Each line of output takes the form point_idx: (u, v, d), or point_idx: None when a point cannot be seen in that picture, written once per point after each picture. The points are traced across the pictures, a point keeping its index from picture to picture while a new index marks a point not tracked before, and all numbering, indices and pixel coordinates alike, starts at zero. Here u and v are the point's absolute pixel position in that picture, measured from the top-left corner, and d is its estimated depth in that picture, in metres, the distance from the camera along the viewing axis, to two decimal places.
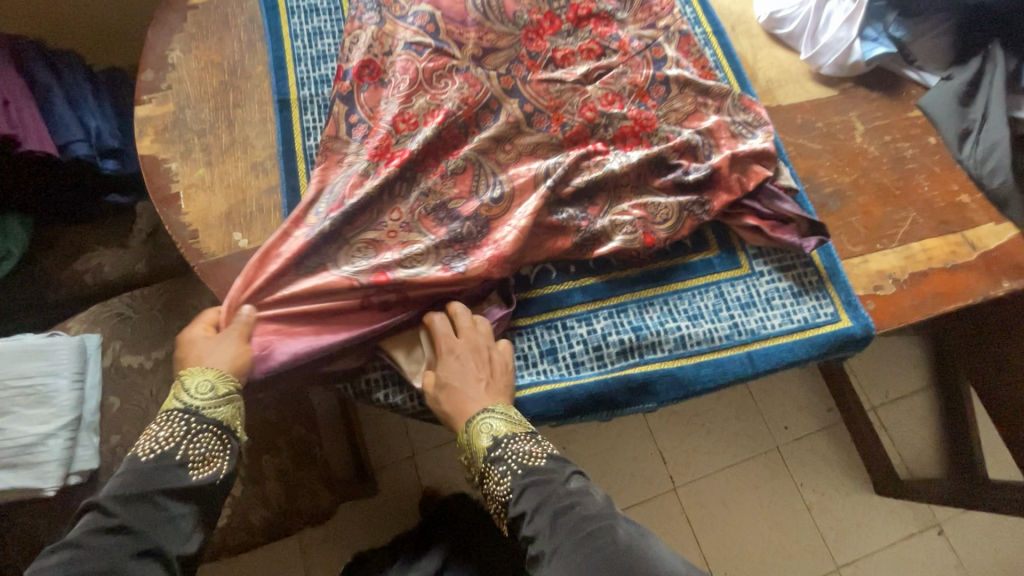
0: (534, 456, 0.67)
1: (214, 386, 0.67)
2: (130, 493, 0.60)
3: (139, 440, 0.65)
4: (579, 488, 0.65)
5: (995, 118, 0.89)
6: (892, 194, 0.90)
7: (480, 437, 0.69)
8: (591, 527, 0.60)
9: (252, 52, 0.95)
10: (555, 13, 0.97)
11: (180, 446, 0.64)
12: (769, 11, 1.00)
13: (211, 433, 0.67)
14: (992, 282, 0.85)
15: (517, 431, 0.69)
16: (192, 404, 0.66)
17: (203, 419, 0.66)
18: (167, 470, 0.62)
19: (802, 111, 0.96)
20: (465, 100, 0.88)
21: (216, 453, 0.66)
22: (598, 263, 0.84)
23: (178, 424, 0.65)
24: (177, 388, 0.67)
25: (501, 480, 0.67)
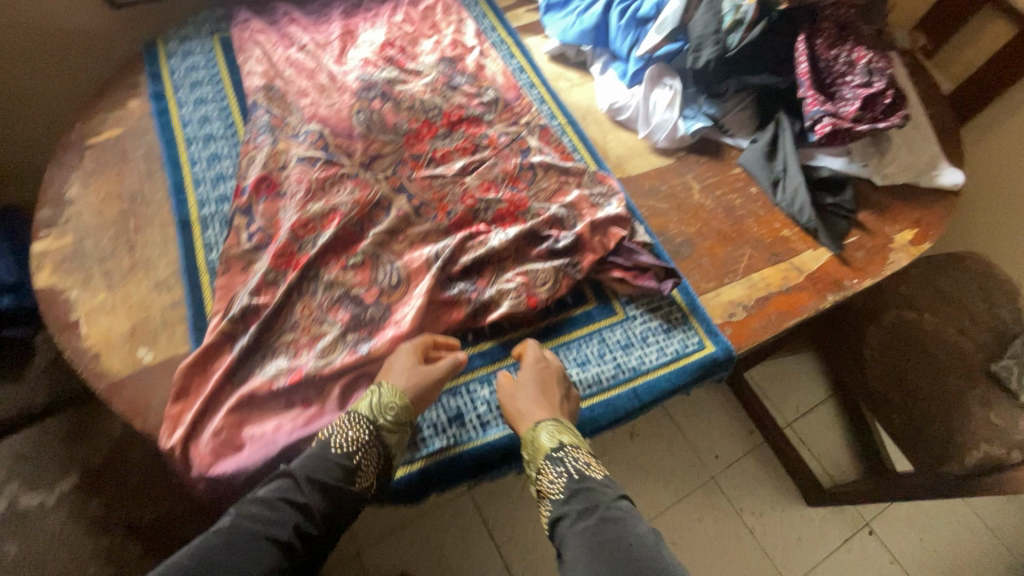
0: (590, 468, 0.79)
1: (390, 404, 0.79)
2: (314, 479, 0.72)
3: (333, 430, 0.78)
4: (619, 507, 0.75)
5: (792, 169, 1.11)
6: (729, 236, 1.08)
7: (543, 438, 0.80)
8: (617, 533, 0.70)
9: (151, 180, 1.02)
10: (431, 120, 1.13)
11: (360, 453, 0.76)
12: (609, 103, 1.23)
13: (380, 451, 0.78)
14: (820, 297, 1.02)
15: (579, 446, 0.81)
16: (370, 412, 0.78)
17: (381, 435, 0.78)
18: (344, 467, 0.74)
19: (648, 178, 1.15)
20: (357, 201, 0.98)
21: (373, 470, 0.77)
22: (493, 328, 0.93)
23: (364, 432, 0.77)
24: (366, 395, 0.80)
25: (555, 480, 0.78)
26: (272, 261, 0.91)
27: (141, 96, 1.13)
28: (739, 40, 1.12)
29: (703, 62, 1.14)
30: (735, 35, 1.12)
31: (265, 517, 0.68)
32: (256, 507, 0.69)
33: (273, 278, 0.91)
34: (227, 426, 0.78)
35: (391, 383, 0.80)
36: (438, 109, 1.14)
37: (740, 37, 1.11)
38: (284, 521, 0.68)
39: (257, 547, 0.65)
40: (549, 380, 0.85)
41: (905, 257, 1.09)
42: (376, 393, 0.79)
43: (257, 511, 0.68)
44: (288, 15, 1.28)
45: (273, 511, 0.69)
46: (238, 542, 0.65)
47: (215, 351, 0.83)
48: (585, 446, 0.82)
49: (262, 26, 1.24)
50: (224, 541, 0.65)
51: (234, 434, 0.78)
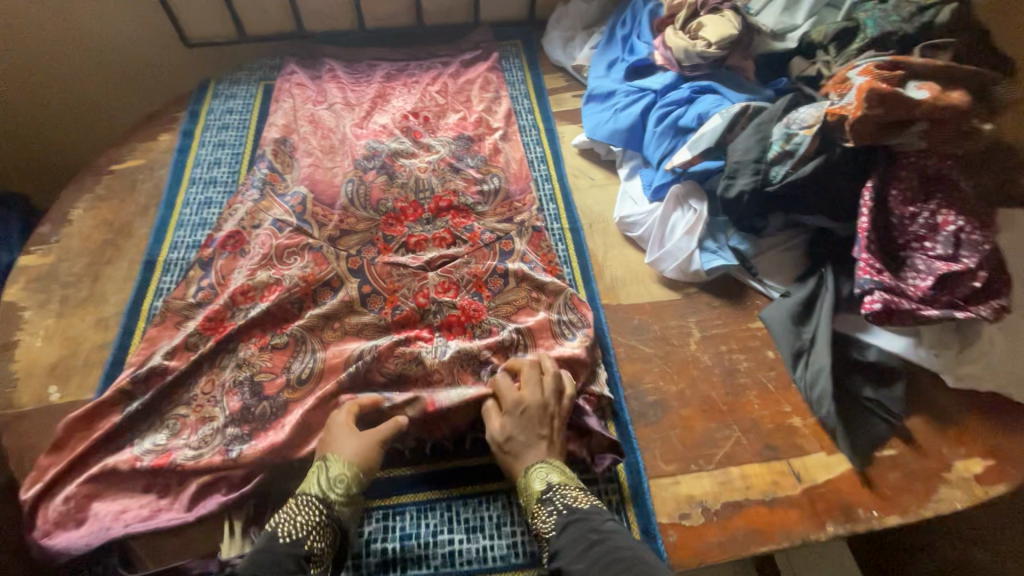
0: (579, 499, 0.70)
1: (342, 483, 0.72)
2: (267, 571, 0.62)
3: (276, 516, 0.68)
4: (611, 530, 0.66)
5: (821, 343, 0.88)
6: (718, 408, 0.88)
7: (532, 477, 0.73)
8: (623, 562, 0.61)
9: (144, 215, 1.06)
10: (419, 202, 1.07)
11: (310, 535, 0.67)
12: (621, 215, 1.07)
13: (330, 532, 0.69)
14: (815, 524, 0.78)
15: (569, 482, 0.73)
16: (324, 494, 0.70)
17: (332, 514, 0.70)
18: (296, 556, 0.64)
19: (640, 312, 0.98)
20: (305, 278, 0.94)
21: (328, 552, 0.68)
22: (390, 456, 0.81)
23: (314, 512, 0.68)
24: (312, 473, 0.72)
25: (546, 519, 0.69)
26: (200, 324, 0.89)
27: (173, 132, 1.20)
28: (783, 175, 0.93)
29: (735, 192, 0.96)
30: (779, 168, 0.93)
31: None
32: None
33: (194, 342, 0.88)
34: (79, 496, 0.75)
35: (340, 457, 0.73)
36: (430, 191, 1.08)
37: (785, 172, 0.93)
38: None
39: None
40: (534, 421, 0.77)
41: (961, 498, 0.80)
42: (327, 470, 0.72)
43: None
44: (332, 72, 1.30)
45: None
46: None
47: (108, 408, 0.82)
48: (576, 481, 0.74)
49: (302, 80, 1.27)
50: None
51: (82, 505, 0.74)
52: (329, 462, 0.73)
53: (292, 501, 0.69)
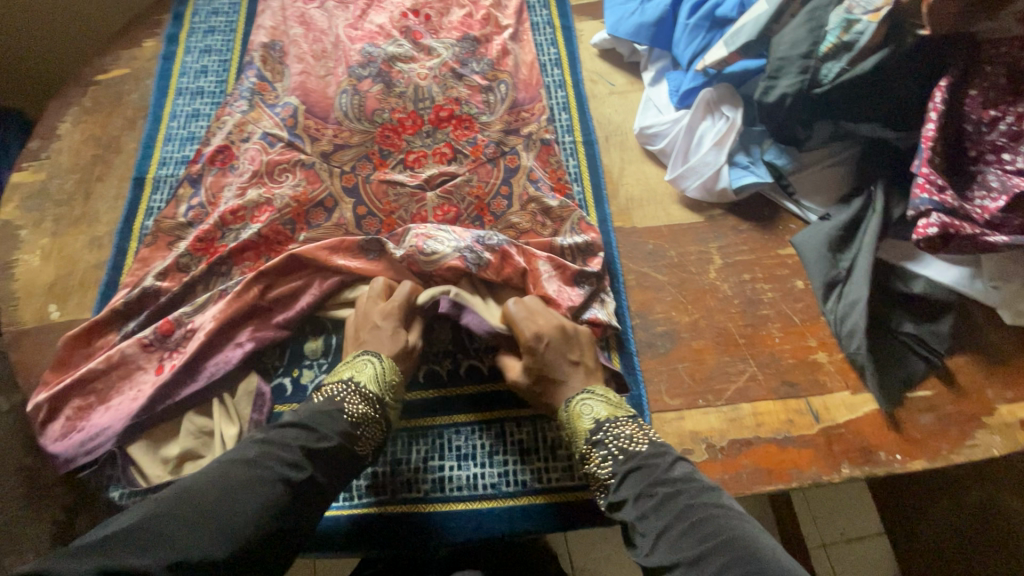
0: (636, 441, 0.65)
1: (391, 380, 0.71)
2: (314, 431, 0.61)
3: (338, 393, 0.67)
4: (681, 475, 0.61)
5: (859, 273, 0.78)
6: (734, 341, 0.80)
7: (581, 416, 0.70)
8: (699, 516, 0.56)
9: (132, 129, 1.01)
10: (419, 113, 0.96)
11: (362, 421, 0.65)
12: (641, 125, 0.95)
13: (378, 427, 0.67)
14: (830, 465, 0.73)
15: (619, 416, 0.69)
16: (373, 386, 0.69)
17: (382, 409, 0.68)
18: (345, 431, 0.63)
19: (656, 236, 0.89)
20: (297, 198, 0.88)
21: (373, 441, 0.67)
22: None
23: (368, 402, 0.67)
24: (359, 365, 0.71)
25: (604, 463, 0.65)
26: (190, 245, 0.85)
27: (158, 37, 1.11)
28: (836, 74, 0.78)
29: (776, 96, 0.82)
30: (832, 64, 0.78)
31: (284, 455, 0.58)
32: (267, 442, 0.59)
33: (185, 263, 0.85)
34: (81, 411, 0.76)
35: (390, 358, 0.73)
36: (430, 100, 0.96)
37: (839, 70, 0.77)
38: (293, 462, 0.57)
39: (267, 483, 0.55)
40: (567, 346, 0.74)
41: (1000, 445, 0.73)
42: (378, 366, 0.71)
43: (276, 448, 0.58)
44: None
45: (292, 453, 0.58)
46: (250, 475, 0.55)
47: (102, 327, 0.81)
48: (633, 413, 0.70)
49: None
50: (243, 469, 0.56)
51: (83, 420, 0.76)
52: (379, 358, 0.72)
53: (341, 384, 0.69)
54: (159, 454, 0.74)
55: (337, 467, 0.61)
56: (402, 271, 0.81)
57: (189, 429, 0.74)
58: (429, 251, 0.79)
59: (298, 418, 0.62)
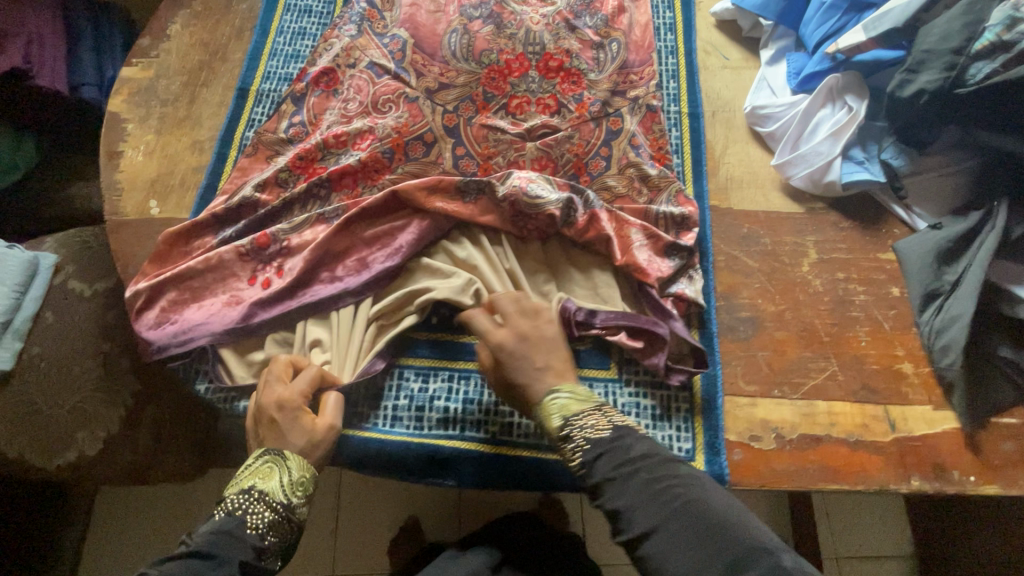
0: (599, 428, 0.61)
1: (301, 479, 0.63)
2: (206, 563, 0.56)
3: (242, 504, 0.61)
4: (648, 456, 0.59)
5: (966, 289, 0.75)
6: (818, 338, 0.79)
7: (544, 413, 0.65)
8: (658, 488, 0.56)
9: (238, 39, 1.01)
10: (526, 57, 0.94)
11: (267, 536, 0.61)
12: (753, 104, 0.91)
13: (288, 530, 0.63)
14: (899, 475, 0.72)
15: (585, 406, 0.64)
16: (280, 491, 0.62)
17: (292, 515, 0.63)
18: (248, 552, 0.58)
19: (751, 221, 0.86)
20: (398, 129, 0.88)
21: (285, 542, 0.62)
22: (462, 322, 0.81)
23: (275, 512, 0.61)
24: (264, 471, 0.62)
25: (574, 452, 0.62)
26: (290, 161, 0.87)
27: None
28: (985, 75, 0.73)
29: (912, 91, 0.78)
30: (983, 64, 0.73)
31: None
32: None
33: (284, 178, 0.87)
34: (174, 305, 0.79)
35: (299, 455, 0.63)
36: (540, 48, 0.94)
37: (990, 71, 0.72)
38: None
39: None
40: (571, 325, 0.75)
41: None
42: (284, 467, 0.62)
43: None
44: None
45: None
46: None
47: (199, 229, 0.83)
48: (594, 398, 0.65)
49: None
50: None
51: (174, 313, 0.79)
52: (285, 458, 0.63)
53: (243, 491, 0.62)
54: (244, 356, 0.77)
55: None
56: (495, 218, 0.82)
57: (276, 338, 0.77)
58: (533, 194, 0.79)
59: (192, 549, 0.57)
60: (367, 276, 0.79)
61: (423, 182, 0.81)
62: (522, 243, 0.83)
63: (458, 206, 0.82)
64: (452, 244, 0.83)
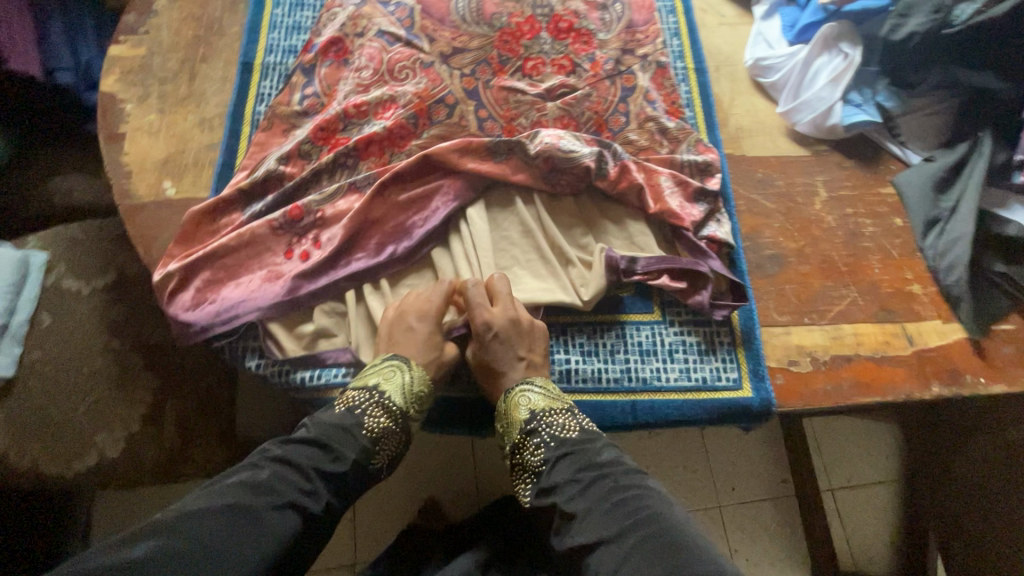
0: (567, 428, 0.69)
1: (420, 394, 0.72)
2: (330, 447, 0.64)
3: (363, 404, 0.69)
4: (604, 461, 0.65)
5: (962, 213, 0.83)
6: (837, 268, 0.85)
7: (516, 408, 0.73)
8: (623, 496, 0.61)
9: (233, 12, 0.97)
10: (536, 19, 0.95)
11: (381, 435, 0.68)
12: (755, 57, 0.96)
13: (398, 433, 0.70)
14: (921, 382, 0.79)
15: (555, 407, 0.72)
16: (397, 399, 0.70)
17: (402, 417, 0.70)
18: (360, 446, 0.65)
19: (764, 166, 0.91)
20: (419, 94, 0.87)
21: (393, 446, 0.69)
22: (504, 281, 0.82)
23: (391, 411, 0.69)
24: (386, 372, 0.71)
25: (535, 451, 0.70)
26: (312, 133, 0.85)
27: None
28: (968, 15, 0.80)
29: (904, 34, 0.84)
30: (965, 6, 0.80)
31: (295, 479, 0.60)
32: (268, 462, 0.61)
33: (307, 150, 0.85)
34: (211, 284, 0.77)
35: (421, 368, 0.72)
36: (549, 9, 0.95)
37: (973, 12, 0.79)
38: (296, 491, 0.59)
39: (275, 520, 0.56)
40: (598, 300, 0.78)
41: None
42: (405, 375, 0.71)
43: (286, 471, 0.60)
44: None
45: (304, 475, 0.61)
46: (259, 497, 0.57)
47: (225, 206, 0.81)
48: (565, 403, 0.74)
49: None
50: (244, 488, 0.57)
51: (212, 292, 0.76)
52: (408, 366, 0.71)
53: (364, 391, 0.70)
54: (293, 330, 0.76)
55: (346, 489, 0.63)
56: (528, 175, 0.83)
57: (323, 309, 0.76)
58: (567, 149, 0.81)
59: (313, 433, 0.64)
60: (410, 240, 0.79)
61: (454, 144, 0.81)
62: (555, 200, 0.85)
63: (491, 167, 0.82)
64: (491, 206, 0.84)
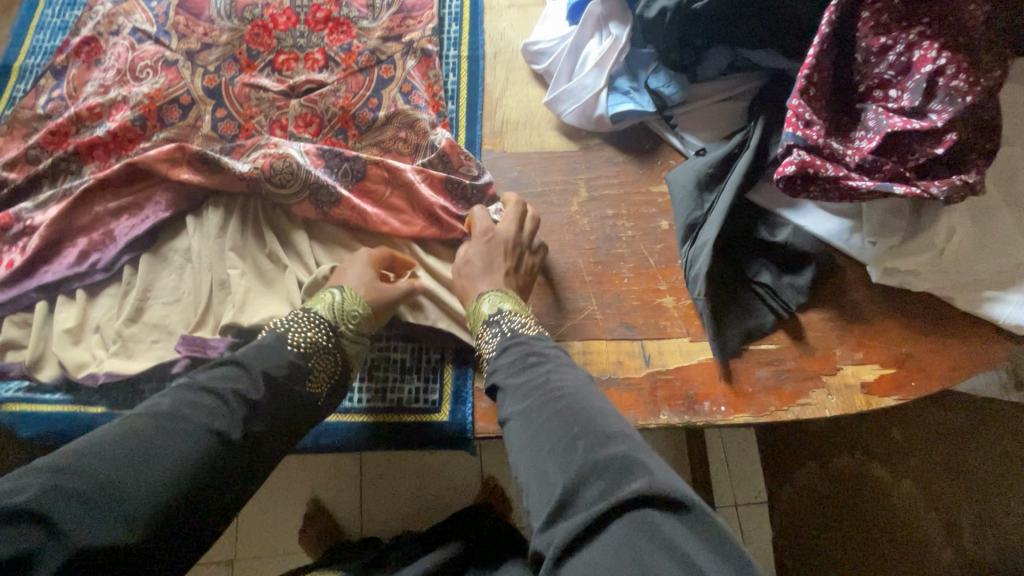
0: (526, 327, 0.66)
1: (352, 312, 0.68)
2: (255, 368, 0.59)
3: (284, 324, 0.65)
4: (554, 357, 0.61)
5: (716, 214, 0.72)
6: (581, 278, 0.76)
7: (478, 308, 0.69)
8: (556, 385, 0.57)
9: (6, 15, 0.96)
10: (294, 10, 0.89)
11: (310, 352, 0.63)
12: (527, 41, 0.87)
13: (330, 355, 0.65)
14: (649, 410, 0.70)
15: (520, 312, 0.68)
16: (329, 315, 0.66)
17: (336, 338, 0.66)
18: (290, 362, 0.61)
19: (524, 163, 0.83)
20: (150, 94, 0.84)
21: (328, 374, 0.64)
22: (197, 289, 0.75)
23: (318, 330, 0.65)
24: (322, 296, 0.69)
25: (490, 341, 0.66)
26: (40, 137, 0.83)
27: None
28: None
29: (655, 12, 0.74)
30: None
31: (218, 406, 0.54)
32: (196, 392, 0.55)
33: (36, 155, 0.83)
34: None
35: (354, 288, 0.69)
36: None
37: None
38: (235, 415, 0.55)
39: (182, 442, 0.51)
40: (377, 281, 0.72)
41: (834, 405, 0.69)
42: (337, 296, 0.68)
43: (199, 398, 0.54)
44: None
45: (225, 397, 0.55)
46: (176, 426, 0.52)
47: None
48: (530, 312, 0.70)
49: None
50: (168, 425, 0.52)
51: None
52: (338, 289, 0.69)
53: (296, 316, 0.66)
54: None
55: (282, 413, 0.58)
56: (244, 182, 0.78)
57: (14, 320, 0.74)
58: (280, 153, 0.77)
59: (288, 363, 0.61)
60: (112, 250, 0.76)
61: (160, 151, 0.77)
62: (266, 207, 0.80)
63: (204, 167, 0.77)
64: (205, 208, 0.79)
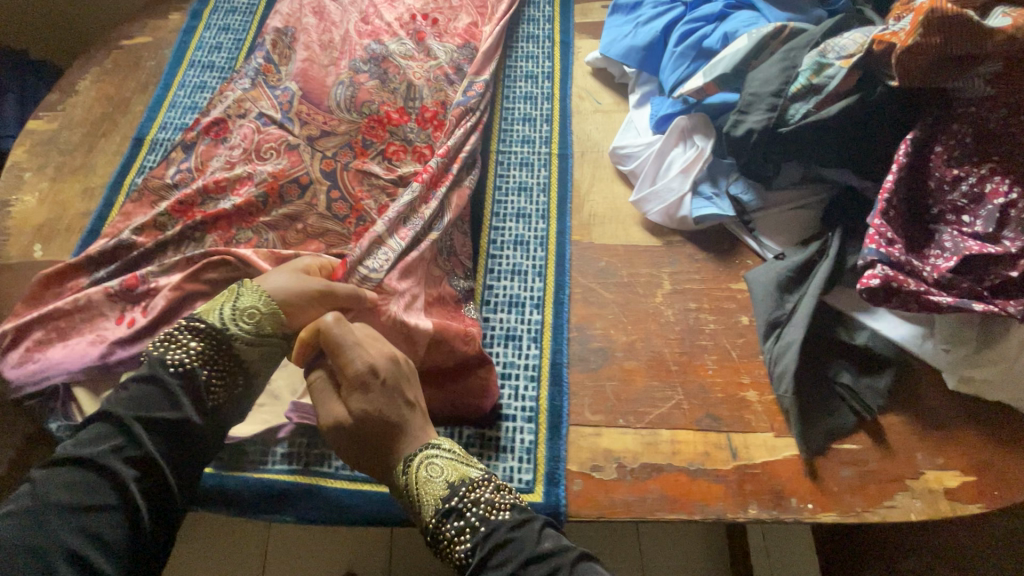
0: (498, 507, 0.59)
1: (244, 304, 0.66)
2: (101, 434, 0.57)
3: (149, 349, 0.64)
4: (553, 549, 0.56)
5: (801, 317, 0.77)
6: (667, 367, 0.81)
7: (425, 495, 0.60)
8: None
9: (142, 93, 1.08)
10: (407, 110, 1.00)
11: (168, 351, 0.63)
12: (614, 145, 0.97)
13: (194, 342, 0.63)
14: (737, 503, 0.72)
15: (464, 473, 0.62)
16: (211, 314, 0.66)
17: (199, 328, 0.64)
18: (165, 380, 0.61)
19: (610, 254, 0.90)
20: (274, 173, 0.92)
21: (197, 355, 0.63)
22: None
23: (172, 334, 0.64)
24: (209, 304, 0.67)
25: (459, 537, 0.58)
26: (170, 206, 0.91)
27: (183, 12, 1.19)
28: (802, 114, 0.78)
29: (743, 130, 0.81)
30: (800, 105, 0.78)
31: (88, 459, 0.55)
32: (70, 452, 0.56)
33: (163, 222, 0.90)
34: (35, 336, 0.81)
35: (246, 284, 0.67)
36: (420, 100, 1.01)
37: (806, 112, 0.78)
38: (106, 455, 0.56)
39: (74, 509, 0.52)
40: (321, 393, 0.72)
41: (919, 510, 0.71)
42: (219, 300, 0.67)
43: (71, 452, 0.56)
44: None
45: (84, 468, 0.54)
46: (67, 487, 0.53)
47: (74, 270, 0.87)
48: (479, 471, 0.64)
49: None
50: (74, 484, 0.53)
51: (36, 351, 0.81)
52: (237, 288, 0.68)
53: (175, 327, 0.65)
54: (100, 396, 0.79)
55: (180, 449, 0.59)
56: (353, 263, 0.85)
57: None
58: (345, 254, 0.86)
59: (181, 414, 0.59)
60: None
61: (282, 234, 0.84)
62: None
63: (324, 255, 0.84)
64: None
